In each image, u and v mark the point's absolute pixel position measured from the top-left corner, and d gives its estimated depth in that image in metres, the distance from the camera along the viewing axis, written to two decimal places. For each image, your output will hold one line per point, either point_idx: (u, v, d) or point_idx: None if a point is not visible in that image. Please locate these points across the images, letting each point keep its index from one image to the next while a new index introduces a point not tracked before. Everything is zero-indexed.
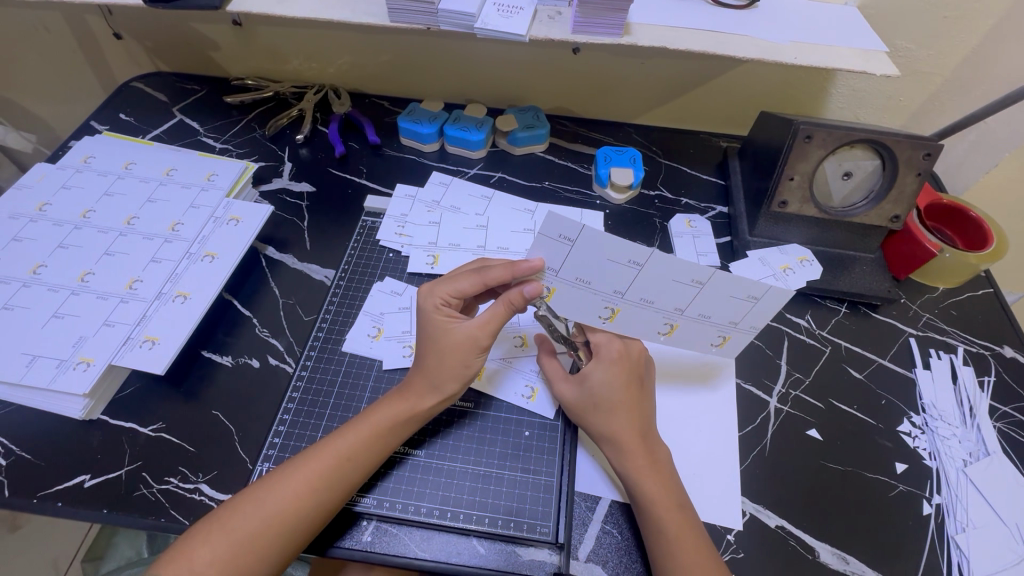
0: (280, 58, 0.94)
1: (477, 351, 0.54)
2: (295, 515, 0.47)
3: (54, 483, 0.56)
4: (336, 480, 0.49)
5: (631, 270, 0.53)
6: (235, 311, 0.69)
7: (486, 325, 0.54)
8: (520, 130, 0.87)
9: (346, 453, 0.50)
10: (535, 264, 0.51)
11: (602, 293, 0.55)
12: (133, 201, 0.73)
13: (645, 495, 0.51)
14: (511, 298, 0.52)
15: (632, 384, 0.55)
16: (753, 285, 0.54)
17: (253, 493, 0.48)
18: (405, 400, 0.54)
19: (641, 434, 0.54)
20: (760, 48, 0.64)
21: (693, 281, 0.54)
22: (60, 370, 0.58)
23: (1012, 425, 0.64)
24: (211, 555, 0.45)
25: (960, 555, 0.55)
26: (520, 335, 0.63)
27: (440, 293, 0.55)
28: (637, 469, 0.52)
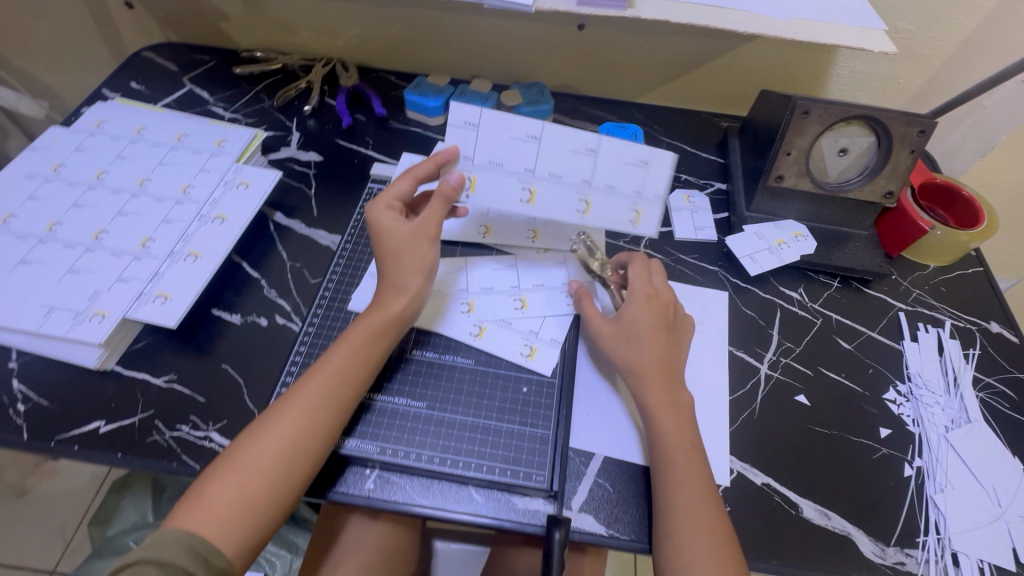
0: (288, 30, 0.96)
1: (428, 242, 0.59)
2: (296, 446, 0.50)
3: (70, 428, 0.58)
4: (330, 405, 0.52)
5: (531, 144, 0.63)
6: (244, 272, 0.71)
7: (431, 218, 0.60)
8: (524, 105, 0.88)
9: (336, 380, 0.54)
10: (450, 150, 0.62)
11: (518, 174, 0.64)
12: (145, 164, 0.75)
13: (660, 429, 0.53)
14: (444, 190, 0.61)
15: (662, 326, 0.58)
16: (638, 147, 0.63)
17: (255, 431, 0.51)
18: (378, 312, 0.58)
19: (661, 369, 0.56)
20: (760, 23, 0.65)
21: (588, 147, 0.63)
22: (76, 321, 0.60)
23: (994, 395, 0.66)
24: (225, 496, 0.47)
25: (938, 513, 0.57)
26: (520, 298, 0.66)
27: (382, 201, 0.60)
28: (655, 402, 0.54)
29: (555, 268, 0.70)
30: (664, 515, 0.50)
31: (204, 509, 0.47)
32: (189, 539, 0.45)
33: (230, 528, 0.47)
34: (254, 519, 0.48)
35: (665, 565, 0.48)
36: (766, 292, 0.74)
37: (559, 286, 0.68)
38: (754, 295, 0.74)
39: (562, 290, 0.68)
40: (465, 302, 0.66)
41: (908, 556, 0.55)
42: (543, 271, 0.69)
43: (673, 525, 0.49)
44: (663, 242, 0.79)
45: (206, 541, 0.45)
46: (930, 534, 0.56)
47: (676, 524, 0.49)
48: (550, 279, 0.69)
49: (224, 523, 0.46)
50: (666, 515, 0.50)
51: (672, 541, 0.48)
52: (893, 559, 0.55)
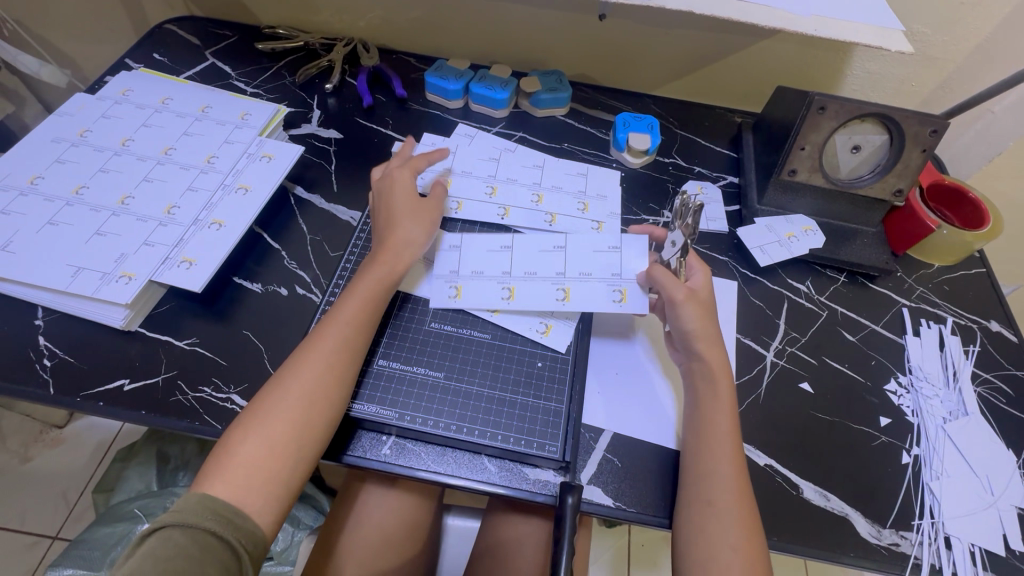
0: (312, 9, 0.96)
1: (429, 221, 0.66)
2: (314, 402, 0.52)
3: (96, 385, 0.60)
4: (342, 362, 0.55)
5: (492, 164, 0.79)
6: (265, 243, 0.73)
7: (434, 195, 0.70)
8: (543, 92, 0.89)
9: (347, 338, 0.56)
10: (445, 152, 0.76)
11: (482, 178, 0.77)
12: (170, 134, 0.76)
13: (716, 405, 0.56)
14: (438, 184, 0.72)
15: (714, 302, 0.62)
16: (578, 166, 0.82)
17: (273, 387, 0.53)
18: (382, 269, 0.61)
19: (719, 353, 0.59)
20: (781, 17, 0.67)
21: (534, 165, 0.80)
22: (103, 282, 0.62)
23: (992, 390, 0.68)
24: (252, 453, 0.49)
25: (933, 499, 0.59)
26: (562, 289, 0.64)
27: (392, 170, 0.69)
28: (720, 380, 0.57)
29: (609, 254, 0.66)
30: (704, 486, 0.52)
31: (232, 467, 0.48)
32: (211, 504, 0.46)
33: (257, 484, 0.48)
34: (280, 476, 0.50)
35: (705, 534, 0.50)
36: (774, 283, 0.76)
37: (609, 278, 0.64)
38: (762, 285, 0.75)
39: (609, 283, 0.64)
40: (505, 288, 0.65)
41: (903, 538, 0.57)
42: (593, 257, 0.66)
43: (716, 497, 0.51)
44: None
45: (229, 504, 0.47)
46: (925, 518, 0.58)
47: (721, 496, 0.51)
48: (597, 269, 0.65)
49: (252, 480, 0.48)
50: (705, 483, 0.52)
51: (712, 509, 0.51)
52: (889, 540, 0.57)
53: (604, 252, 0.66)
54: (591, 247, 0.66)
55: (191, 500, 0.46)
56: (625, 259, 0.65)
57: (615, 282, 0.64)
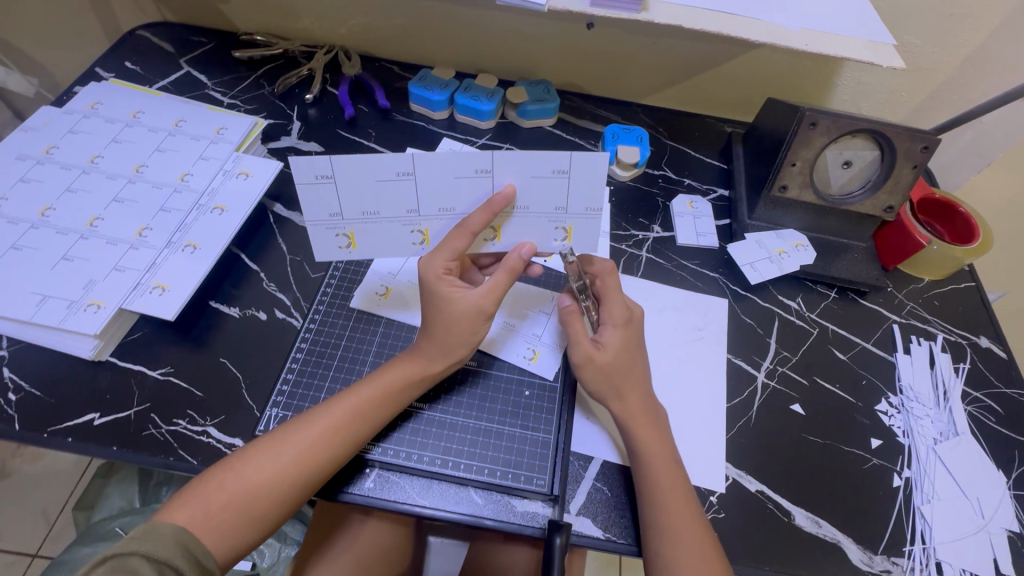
0: (290, 14, 0.93)
1: (484, 319, 0.54)
2: (303, 471, 0.49)
3: (64, 420, 0.57)
4: (346, 439, 0.51)
5: (328, 185, 0.52)
6: (242, 264, 0.70)
7: (492, 293, 0.53)
8: (530, 103, 0.87)
9: (356, 411, 0.52)
10: (507, 193, 0.52)
11: (326, 222, 0.56)
12: (142, 150, 0.73)
13: (647, 450, 0.53)
14: (511, 265, 0.54)
15: (632, 349, 0.57)
16: None
17: (267, 441, 0.50)
18: (416, 362, 0.55)
19: (641, 395, 0.56)
20: (771, 32, 0.65)
21: None
22: (70, 311, 0.59)
23: (982, 409, 0.68)
24: (220, 504, 0.47)
25: (924, 523, 0.59)
26: (493, 225, 0.56)
27: (439, 262, 0.53)
28: (638, 424, 0.54)
29: (554, 179, 0.53)
30: (659, 536, 0.50)
31: (200, 515, 0.46)
32: (185, 540, 0.45)
33: (219, 537, 0.47)
34: (247, 532, 0.48)
35: None
36: (764, 300, 0.75)
37: (552, 213, 0.55)
38: (752, 302, 0.74)
39: (552, 220, 0.56)
40: (415, 232, 0.57)
41: (894, 565, 0.57)
42: (534, 183, 0.53)
43: (667, 547, 0.49)
44: (665, 247, 0.79)
45: (200, 541, 0.46)
46: (916, 543, 0.58)
47: (672, 545, 0.49)
48: (540, 202, 0.55)
49: (218, 537, 0.46)
50: (658, 538, 0.50)
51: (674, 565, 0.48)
52: (880, 567, 0.56)
53: (548, 175, 0.53)
54: (531, 171, 0.52)
55: (165, 531, 0.45)
56: (572, 189, 0.54)
57: (559, 219, 0.56)
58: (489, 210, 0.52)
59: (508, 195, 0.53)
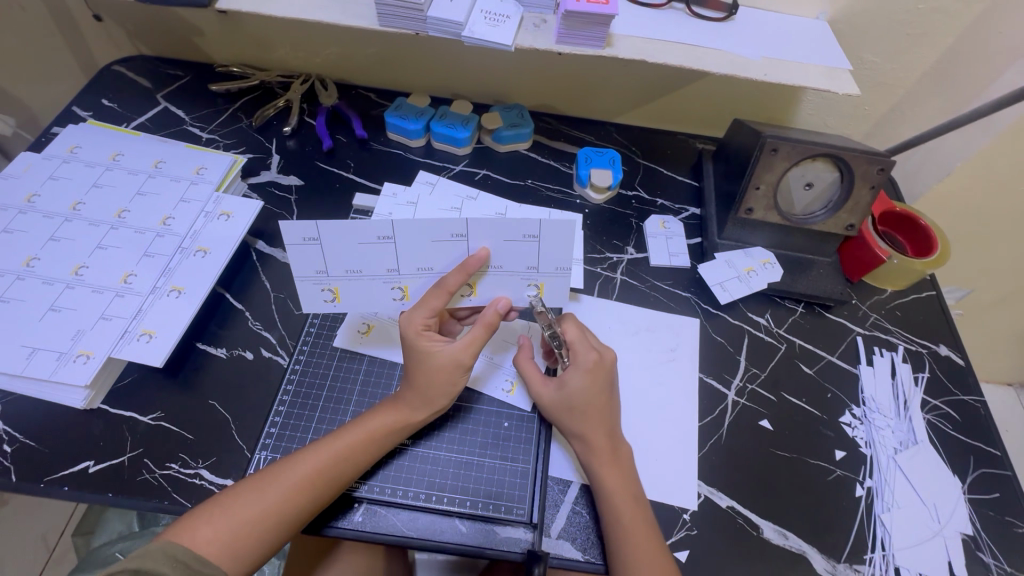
0: (265, 46, 0.94)
1: (462, 372, 0.57)
2: (291, 508, 0.52)
3: (59, 469, 0.59)
4: (331, 480, 0.54)
5: (315, 247, 0.57)
6: (227, 304, 0.72)
7: (469, 347, 0.56)
8: (505, 128, 0.89)
9: (342, 453, 0.55)
10: (480, 256, 0.57)
11: (312, 279, 0.60)
12: (123, 194, 0.75)
13: (607, 487, 0.56)
14: (487, 320, 0.58)
15: (602, 394, 0.58)
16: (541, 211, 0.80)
17: (255, 482, 0.52)
18: (398, 411, 0.57)
19: (607, 433, 0.58)
20: (732, 64, 0.67)
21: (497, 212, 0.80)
22: (60, 363, 0.61)
23: (940, 416, 0.71)
24: (206, 541, 0.48)
25: (884, 531, 0.63)
26: (470, 283, 0.60)
27: (418, 320, 0.57)
28: (601, 465, 0.57)
29: (524, 243, 0.58)
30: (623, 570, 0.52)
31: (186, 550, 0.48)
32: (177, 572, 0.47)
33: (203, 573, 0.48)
34: (232, 570, 0.49)
35: None
36: (734, 317, 0.78)
37: (524, 271, 0.60)
38: (722, 320, 0.77)
39: (524, 279, 0.61)
40: (396, 288, 0.61)
41: (856, 572, 0.60)
42: (506, 245, 0.58)
43: None
44: (639, 269, 0.82)
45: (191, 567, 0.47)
46: (877, 551, 0.61)
47: None
48: (512, 262, 0.59)
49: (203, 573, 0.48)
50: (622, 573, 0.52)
51: None
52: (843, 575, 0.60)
53: (519, 239, 0.58)
54: (503, 236, 0.57)
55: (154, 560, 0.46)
56: (542, 251, 0.59)
57: (530, 277, 0.61)
58: (465, 271, 0.57)
59: (482, 257, 0.57)
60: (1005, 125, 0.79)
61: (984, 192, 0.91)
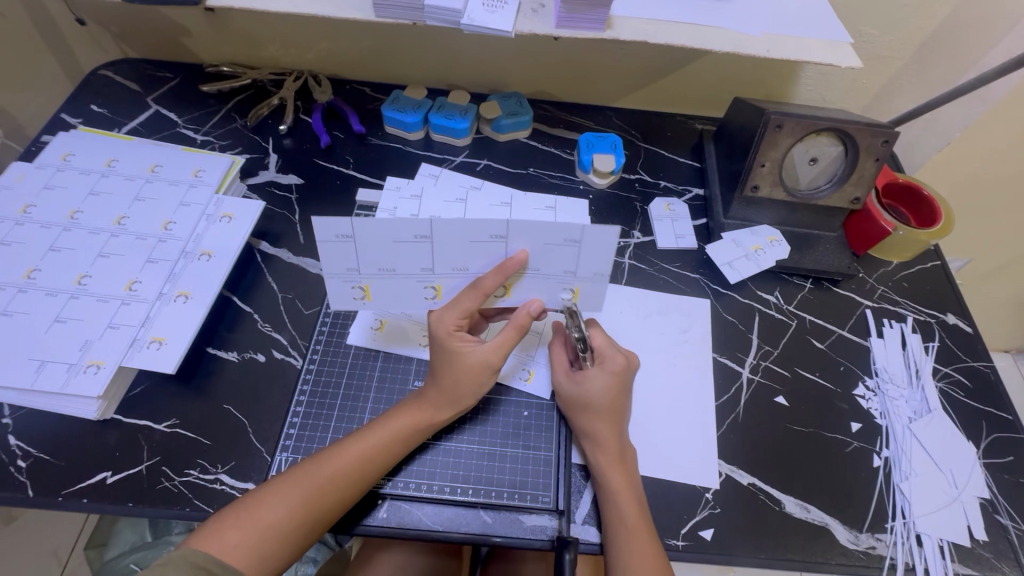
0: (255, 44, 0.92)
1: (491, 373, 0.57)
2: (319, 507, 0.51)
3: (76, 481, 0.58)
4: (355, 480, 0.53)
5: (348, 244, 0.56)
6: (235, 307, 0.71)
7: (499, 348, 0.57)
8: (504, 117, 0.88)
9: (366, 454, 0.54)
10: (518, 259, 0.56)
11: (343, 275, 0.60)
12: (122, 200, 0.73)
13: (612, 485, 0.56)
14: (520, 322, 0.58)
15: (621, 395, 0.58)
16: (546, 199, 0.79)
17: (279, 484, 0.52)
18: (421, 410, 0.57)
19: (617, 433, 0.58)
20: (734, 41, 0.67)
21: (503, 202, 0.79)
22: (70, 375, 0.60)
23: (952, 384, 0.72)
24: (234, 545, 0.48)
25: (904, 499, 0.63)
26: (505, 284, 0.60)
27: (451, 321, 0.56)
28: (609, 465, 0.56)
29: (564, 247, 0.56)
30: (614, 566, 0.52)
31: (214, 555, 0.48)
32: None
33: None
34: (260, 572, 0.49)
35: None
36: (744, 296, 0.78)
37: (561, 275, 0.59)
38: (732, 300, 0.77)
39: (561, 281, 0.60)
40: (428, 287, 0.61)
41: (878, 540, 0.61)
42: (545, 249, 0.57)
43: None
44: (646, 252, 0.81)
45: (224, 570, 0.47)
46: (897, 519, 0.62)
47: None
48: (550, 266, 0.58)
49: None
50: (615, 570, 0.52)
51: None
52: (866, 544, 0.61)
53: (559, 243, 0.56)
54: (542, 239, 0.56)
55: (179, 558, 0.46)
56: (582, 256, 0.57)
57: (567, 281, 0.60)
58: (502, 273, 0.56)
59: (519, 261, 0.56)
60: (1005, 92, 0.79)
61: (982, 160, 0.91)
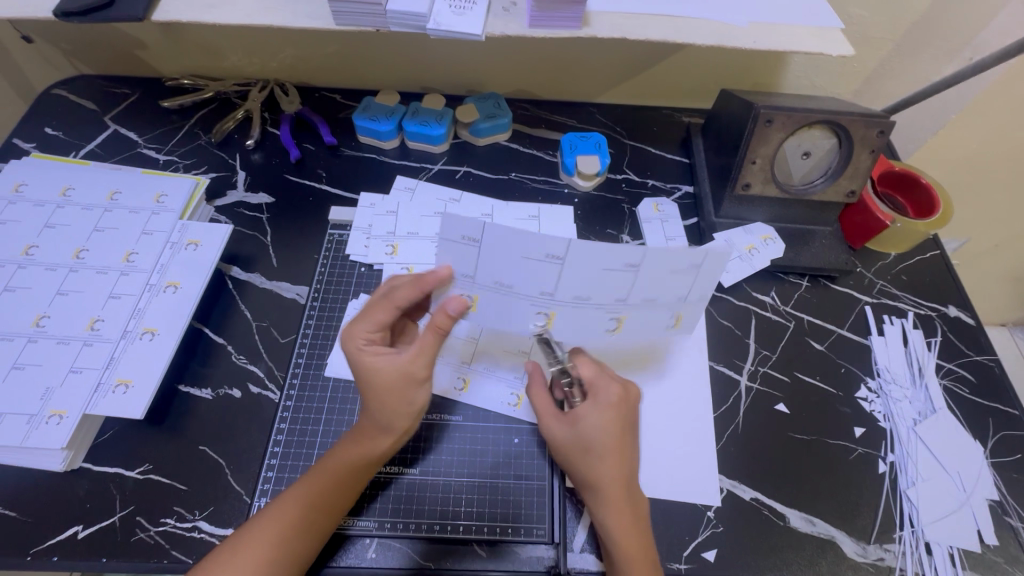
0: (215, 54, 0.87)
1: (415, 384, 0.53)
2: (273, 564, 0.48)
3: (46, 538, 0.55)
4: (308, 528, 0.51)
5: (470, 247, 0.51)
6: (207, 339, 0.68)
7: (419, 355, 0.52)
8: (482, 121, 0.84)
9: (318, 498, 0.52)
10: (443, 273, 0.51)
11: (454, 283, 0.53)
12: (79, 233, 0.69)
13: (625, 553, 0.51)
14: (438, 323, 0.51)
15: (625, 432, 0.54)
16: (528, 208, 0.79)
17: (235, 544, 0.49)
18: (360, 444, 0.54)
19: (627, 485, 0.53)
20: (718, 33, 0.63)
21: (483, 214, 0.78)
22: (31, 426, 0.56)
23: (956, 380, 0.70)
24: None
25: (912, 507, 0.61)
26: (619, 319, 0.56)
27: (358, 332, 0.53)
28: (616, 518, 0.52)
29: (681, 275, 0.53)
30: None
31: None
32: None
33: None
34: None
35: None
36: (739, 299, 0.75)
37: (672, 306, 0.55)
38: (728, 303, 0.75)
39: (669, 308, 0.56)
40: (543, 313, 0.55)
41: (886, 551, 0.59)
42: (669, 278, 0.53)
43: None
44: None
45: None
46: (906, 528, 0.60)
47: None
48: (665, 296, 0.54)
49: None
50: None
51: None
52: (874, 556, 0.59)
53: (680, 270, 0.52)
54: (665, 264, 0.52)
55: None
56: (696, 283, 0.54)
57: (675, 308, 0.56)
58: (421, 284, 0.52)
59: (443, 275, 0.52)
60: (998, 76, 0.76)
61: (979, 142, 0.88)
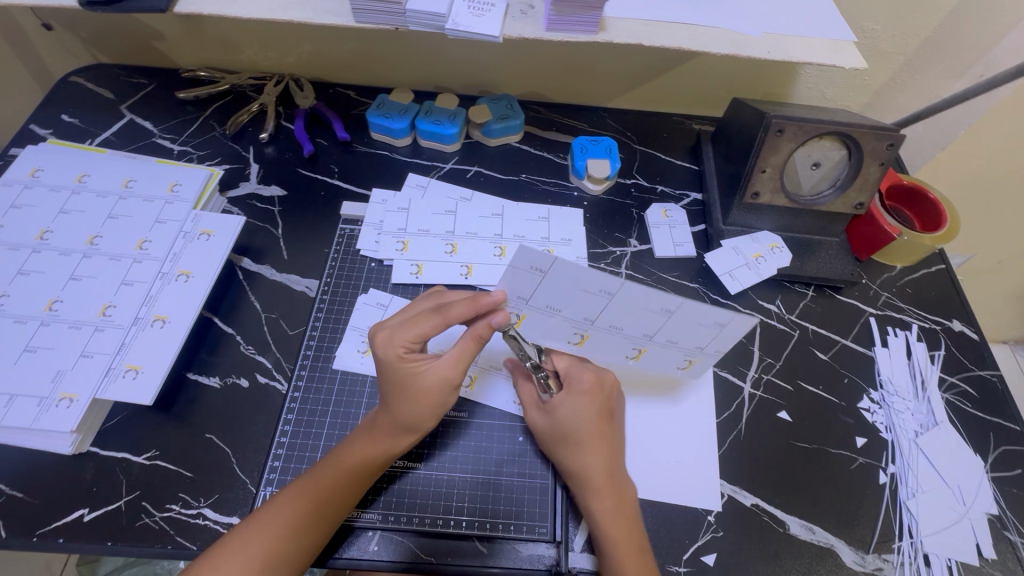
0: (232, 47, 0.88)
1: (451, 391, 0.54)
2: (279, 556, 0.49)
3: (53, 519, 0.56)
4: (316, 524, 0.51)
5: (537, 277, 0.54)
6: (216, 329, 0.68)
7: (457, 363, 0.54)
8: (494, 122, 0.85)
9: (330, 494, 0.52)
10: (497, 298, 0.53)
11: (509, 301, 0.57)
12: (93, 219, 0.70)
13: (609, 536, 0.53)
14: (479, 332, 0.54)
15: (603, 418, 0.56)
16: (538, 210, 0.80)
17: (242, 535, 0.49)
18: (377, 441, 0.54)
19: (609, 471, 0.55)
20: (732, 42, 0.64)
21: (492, 213, 0.79)
22: (41, 408, 0.57)
23: (959, 395, 0.70)
24: None
25: (911, 518, 0.62)
26: (639, 350, 0.63)
27: (399, 340, 0.53)
28: (600, 503, 0.54)
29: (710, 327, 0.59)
30: None
31: None
32: None
33: None
34: None
35: None
36: (744, 306, 0.75)
37: (689, 351, 0.63)
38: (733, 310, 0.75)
39: (685, 353, 0.63)
40: (578, 335, 0.61)
41: (885, 562, 0.59)
42: (691, 326, 0.59)
43: None
44: (643, 262, 0.79)
45: None
46: (904, 539, 0.61)
47: None
48: (687, 340, 0.61)
49: None
50: None
51: None
52: (872, 566, 0.59)
53: (706, 324, 0.59)
54: (695, 319, 0.58)
55: None
56: (716, 338, 0.60)
57: (691, 354, 0.63)
58: (474, 304, 0.53)
59: (498, 299, 0.54)
60: (1007, 93, 0.76)
61: (986, 159, 0.88)
